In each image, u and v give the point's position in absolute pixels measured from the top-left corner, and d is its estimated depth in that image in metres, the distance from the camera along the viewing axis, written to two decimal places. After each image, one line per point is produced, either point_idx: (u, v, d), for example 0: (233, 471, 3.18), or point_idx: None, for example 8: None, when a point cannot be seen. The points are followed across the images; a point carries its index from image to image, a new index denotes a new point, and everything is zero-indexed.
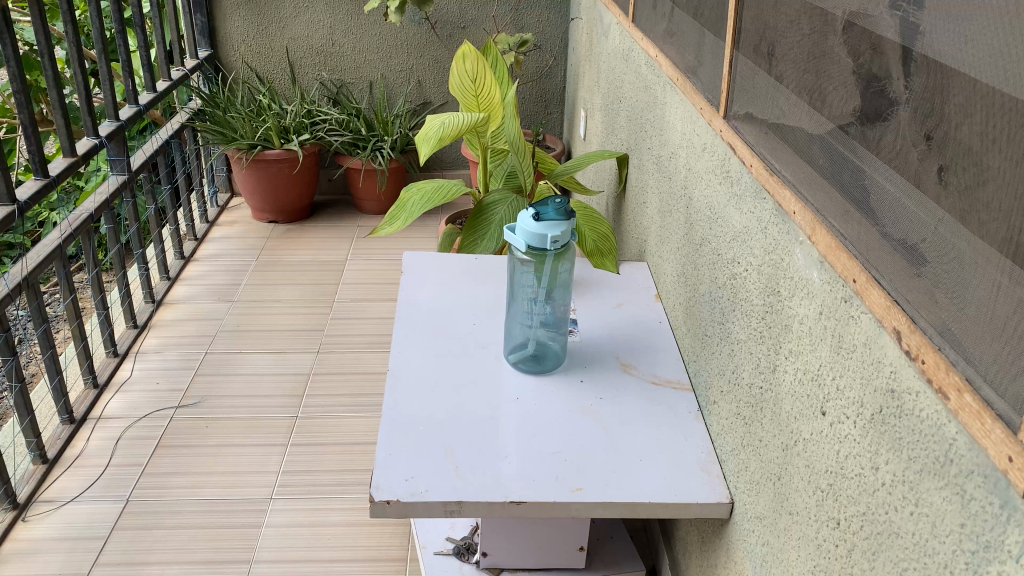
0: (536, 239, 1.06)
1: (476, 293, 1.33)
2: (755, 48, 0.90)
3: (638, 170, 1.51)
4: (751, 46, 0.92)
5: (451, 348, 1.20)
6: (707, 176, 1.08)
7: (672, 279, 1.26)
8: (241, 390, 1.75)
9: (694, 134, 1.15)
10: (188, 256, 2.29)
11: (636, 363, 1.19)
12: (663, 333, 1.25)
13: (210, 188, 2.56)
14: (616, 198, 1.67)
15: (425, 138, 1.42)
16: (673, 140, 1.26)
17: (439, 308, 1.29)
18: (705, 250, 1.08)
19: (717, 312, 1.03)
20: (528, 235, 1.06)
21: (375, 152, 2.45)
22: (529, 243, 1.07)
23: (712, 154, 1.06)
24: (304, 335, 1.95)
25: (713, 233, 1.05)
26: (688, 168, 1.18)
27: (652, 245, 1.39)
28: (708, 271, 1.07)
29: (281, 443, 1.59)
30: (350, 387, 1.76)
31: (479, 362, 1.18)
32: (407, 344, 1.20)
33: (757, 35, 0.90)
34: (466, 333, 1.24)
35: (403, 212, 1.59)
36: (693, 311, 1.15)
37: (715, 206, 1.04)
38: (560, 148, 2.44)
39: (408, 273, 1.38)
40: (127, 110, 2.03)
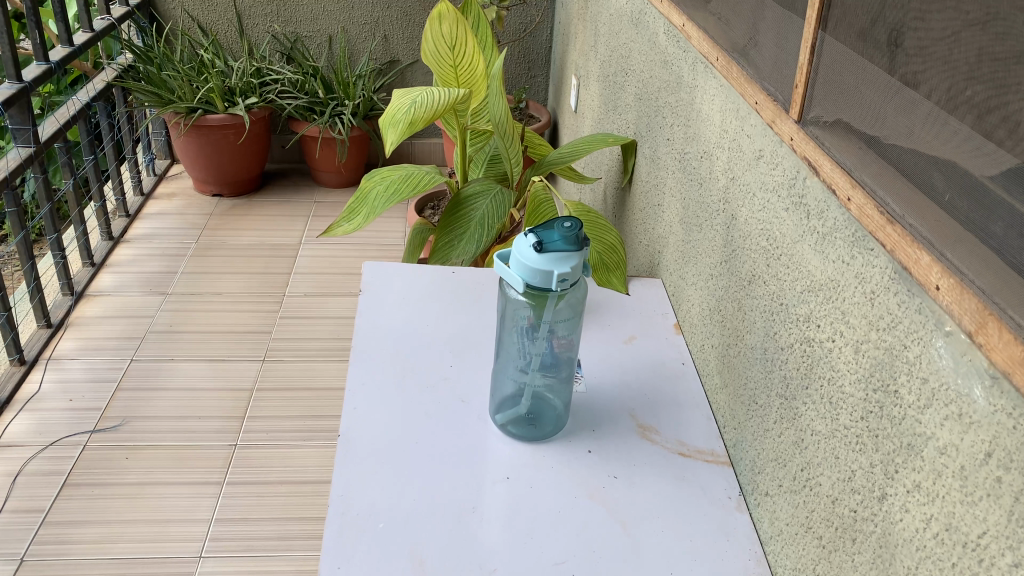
0: (535, 276, 0.79)
1: (454, 322, 1.06)
2: (862, 29, 0.64)
3: (651, 164, 1.24)
4: (853, 28, 0.65)
5: (422, 403, 0.93)
6: (765, 195, 0.82)
7: (702, 312, 1.00)
8: (171, 408, 1.48)
9: (743, 134, 0.88)
10: (117, 236, 1.99)
11: (656, 425, 0.93)
12: (687, 380, 1.00)
13: (146, 155, 2.24)
14: (620, 190, 1.40)
15: (391, 121, 1.15)
16: (707, 135, 0.99)
17: (406, 342, 1.02)
18: (759, 292, 0.82)
19: (777, 379, 0.78)
20: (527, 270, 0.80)
21: (334, 118, 2.15)
22: (525, 280, 0.80)
23: (776, 168, 0.79)
24: (249, 338, 1.68)
25: (773, 274, 0.79)
26: (731, 176, 0.91)
27: (672, 261, 1.13)
28: (762, 320, 0.82)
29: (216, 481, 1.33)
30: (302, 407, 1.49)
31: (458, 423, 0.92)
32: (365, 396, 0.94)
33: (866, 12, 0.63)
34: (440, 380, 0.97)
35: (364, 206, 1.31)
36: (734, 363, 0.90)
37: (781, 238, 0.78)
38: (546, 118, 2.16)
39: (368, 291, 1.11)
40: (33, 68, 1.68)
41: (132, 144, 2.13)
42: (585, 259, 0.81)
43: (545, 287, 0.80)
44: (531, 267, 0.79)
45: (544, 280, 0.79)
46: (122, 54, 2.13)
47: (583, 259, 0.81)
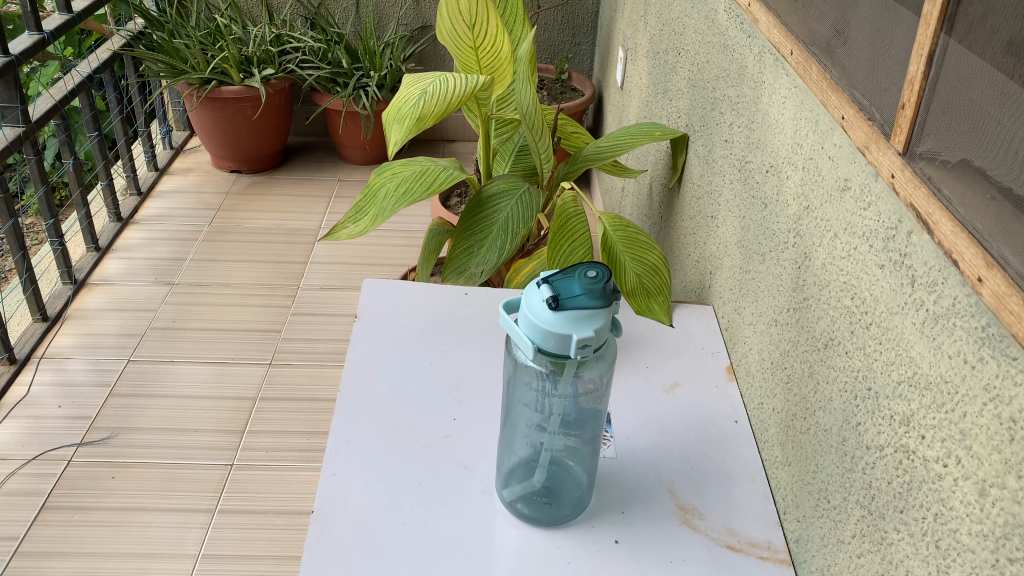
0: (548, 341, 0.63)
1: (462, 360, 0.90)
2: (1009, 41, 0.45)
3: (703, 167, 1.05)
4: (996, 37, 0.46)
5: (415, 469, 0.78)
6: (851, 241, 0.63)
7: (762, 362, 0.82)
8: (164, 419, 1.35)
9: (824, 155, 0.69)
10: (126, 217, 1.87)
11: (699, 506, 0.77)
12: (739, 445, 0.83)
13: (162, 128, 2.11)
14: (669, 190, 1.22)
15: (397, 115, 1.00)
16: (774, 146, 0.81)
17: (403, 386, 0.86)
18: (840, 364, 0.64)
19: (861, 484, 0.60)
20: (538, 331, 0.63)
21: (358, 90, 1.98)
22: (536, 343, 0.64)
23: (868, 209, 0.61)
24: (256, 337, 1.54)
25: (859, 347, 0.61)
26: (805, 205, 0.73)
27: (727, 290, 0.94)
28: (843, 401, 0.64)
29: (206, 507, 1.20)
30: (308, 421, 1.35)
31: (457, 498, 0.76)
32: (349, 461, 0.78)
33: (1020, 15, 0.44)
34: (439, 437, 0.81)
35: (373, 205, 1.14)
36: (802, 439, 0.72)
37: (872, 304, 0.60)
38: (590, 92, 1.97)
39: (366, 318, 0.95)
40: (24, 38, 1.54)
41: (143, 118, 2.00)
42: (614, 312, 0.64)
43: (562, 355, 0.63)
44: (535, 322, 0.63)
45: (561, 345, 0.63)
46: (132, 20, 1.98)
47: (610, 312, 0.63)
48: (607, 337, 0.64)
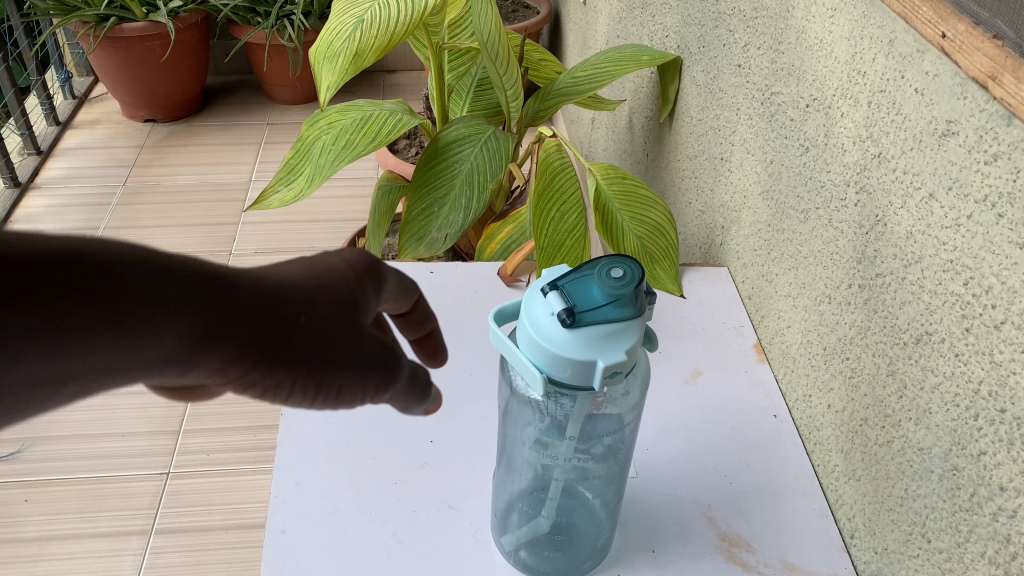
0: (562, 370, 0.46)
1: None
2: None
3: (706, 97, 0.87)
4: None
5: (387, 514, 0.61)
6: (963, 205, 0.47)
7: (809, 347, 0.66)
8: (85, 423, 1.16)
9: (903, 86, 0.52)
10: (25, 182, 1.63)
11: (748, 534, 0.61)
12: (782, 448, 0.67)
13: (60, 74, 1.85)
14: (657, 124, 1.04)
15: (327, 53, 0.80)
16: (816, 71, 0.63)
17: (363, 403, 0.69)
18: (947, 368, 0.49)
19: (998, 533, 0.45)
20: (547, 356, 0.46)
21: (282, 20, 1.73)
22: (544, 371, 0.47)
23: (994, 164, 0.44)
24: None
25: (982, 351, 0.46)
26: (873, 151, 0.56)
27: (750, 252, 0.78)
28: (955, 416, 0.48)
29: (141, 528, 1.03)
30: (254, 414, 1.18)
31: (444, 551, 0.59)
32: (303, 508, 0.61)
33: None
34: (414, 469, 0.64)
35: (307, 163, 0.95)
36: (878, 451, 0.57)
37: (1006, 295, 0.43)
38: (545, 10, 1.76)
39: None
40: None
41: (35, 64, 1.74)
42: (647, 321, 0.48)
43: (583, 384, 0.47)
44: (541, 346, 0.46)
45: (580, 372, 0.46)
46: None
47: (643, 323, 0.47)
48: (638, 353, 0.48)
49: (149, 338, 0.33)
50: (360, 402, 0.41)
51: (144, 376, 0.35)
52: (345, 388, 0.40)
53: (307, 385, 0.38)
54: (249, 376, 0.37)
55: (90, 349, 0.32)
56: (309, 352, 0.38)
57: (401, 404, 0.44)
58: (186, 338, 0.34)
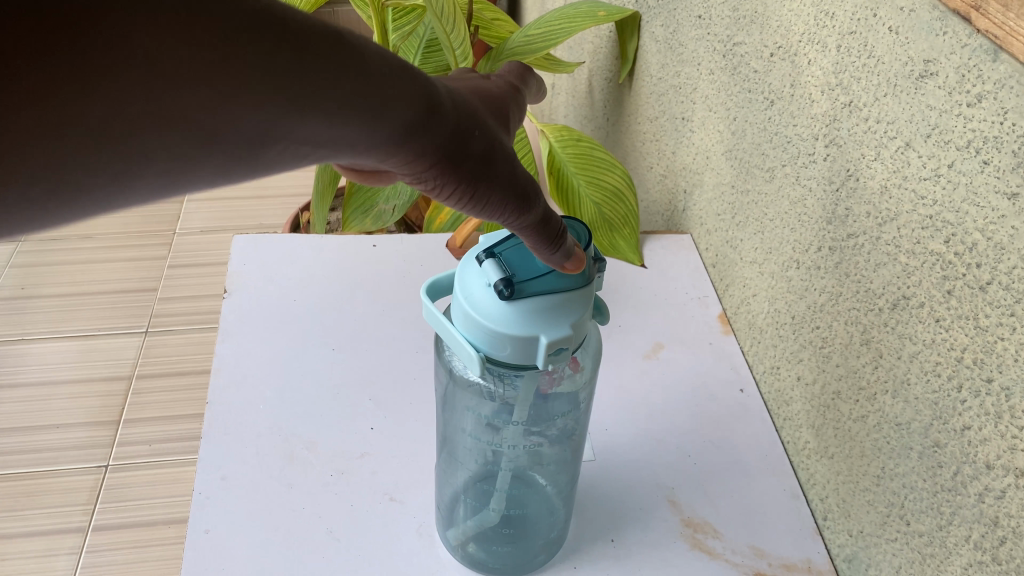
0: (501, 349, 0.41)
1: (374, 346, 0.68)
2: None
3: (665, 53, 0.82)
4: None
5: (322, 507, 0.56)
6: (944, 154, 0.42)
7: (777, 317, 0.62)
8: (16, 416, 1.10)
9: (875, 26, 0.47)
10: None
11: (713, 518, 0.57)
12: (748, 424, 0.63)
13: None
14: (617, 86, 0.99)
15: None
16: (779, 18, 0.58)
17: (298, 389, 0.64)
18: (927, 334, 0.44)
19: (989, 515, 0.40)
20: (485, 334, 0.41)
21: None
22: (481, 350, 0.42)
23: (979, 105, 0.39)
24: (128, 301, 1.28)
25: (966, 315, 0.41)
26: (844, 100, 0.51)
27: (713, 217, 0.73)
28: (936, 387, 0.44)
29: (77, 526, 0.97)
30: (199, 402, 1.11)
31: (385, 547, 0.54)
32: (230, 504, 0.56)
33: None
34: (352, 459, 0.59)
35: None
36: (851, 426, 0.52)
37: (993, 252, 0.39)
38: None
39: (243, 295, 0.72)
40: None
41: None
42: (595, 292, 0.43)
43: (525, 363, 0.42)
44: (478, 322, 0.41)
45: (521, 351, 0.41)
46: None
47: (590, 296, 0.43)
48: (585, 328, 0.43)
49: (358, 93, 0.28)
50: (520, 227, 0.38)
51: (328, 149, 0.30)
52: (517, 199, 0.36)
53: (488, 184, 0.35)
54: (429, 167, 0.32)
55: (294, 104, 0.26)
56: (494, 149, 0.35)
57: (547, 254, 0.40)
58: (397, 105, 0.30)
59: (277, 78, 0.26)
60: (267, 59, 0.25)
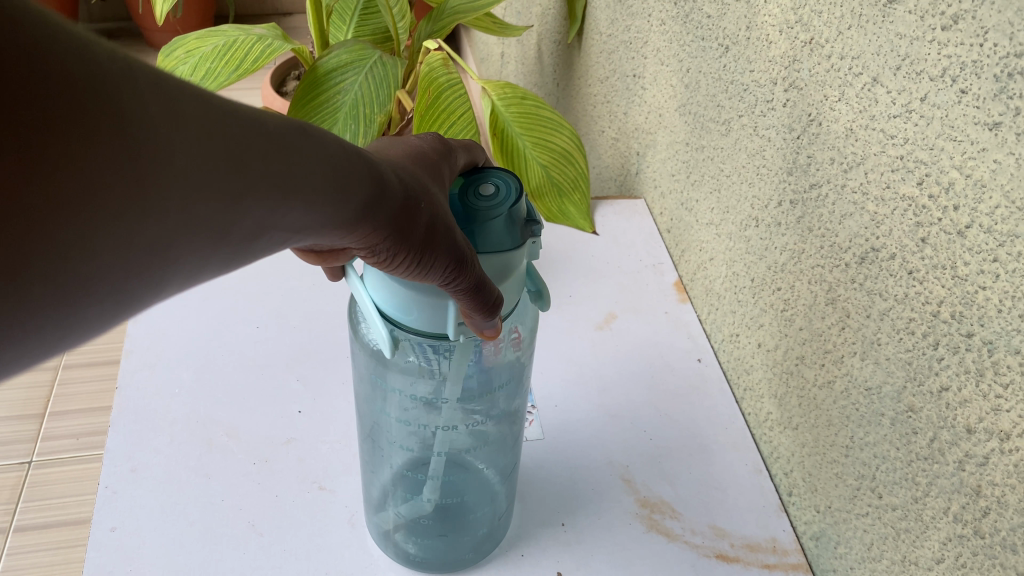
0: (411, 316, 0.39)
1: (303, 323, 0.63)
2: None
3: (615, 8, 0.77)
4: None
5: (244, 499, 0.51)
6: (916, 88, 0.38)
7: (735, 281, 0.58)
8: None
9: None
10: None
11: (671, 497, 0.53)
12: (706, 396, 0.59)
13: None
14: (566, 48, 0.94)
15: None
16: None
17: (217, 372, 0.59)
18: (899, 288, 0.40)
19: (971, 483, 0.36)
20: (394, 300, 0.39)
21: None
22: (389, 314, 0.40)
23: (956, 27, 0.35)
24: None
25: (943, 263, 0.37)
26: (804, 37, 0.46)
27: (668, 178, 0.68)
28: (910, 345, 0.40)
29: None
30: None
31: (314, 541, 0.49)
32: (139, 497, 0.50)
33: None
34: (278, 445, 0.54)
35: None
36: (816, 393, 0.48)
37: (973, 190, 0.35)
38: None
39: None
40: None
41: None
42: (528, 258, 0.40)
43: (436, 332, 0.40)
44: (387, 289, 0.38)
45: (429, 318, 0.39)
46: None
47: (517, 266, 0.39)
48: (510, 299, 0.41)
49: (281, 172, 0.27)
50: (461, 295, 0.36)
51: (267, 231, 0.28)
52: (458, 263, 0.35)
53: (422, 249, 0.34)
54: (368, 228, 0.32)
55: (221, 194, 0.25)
56: (426, 213, 0.34)
57: (477, 319, 0.38)
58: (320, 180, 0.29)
59: (214, 163, 0.24)
60: (206, 144, 0.24)
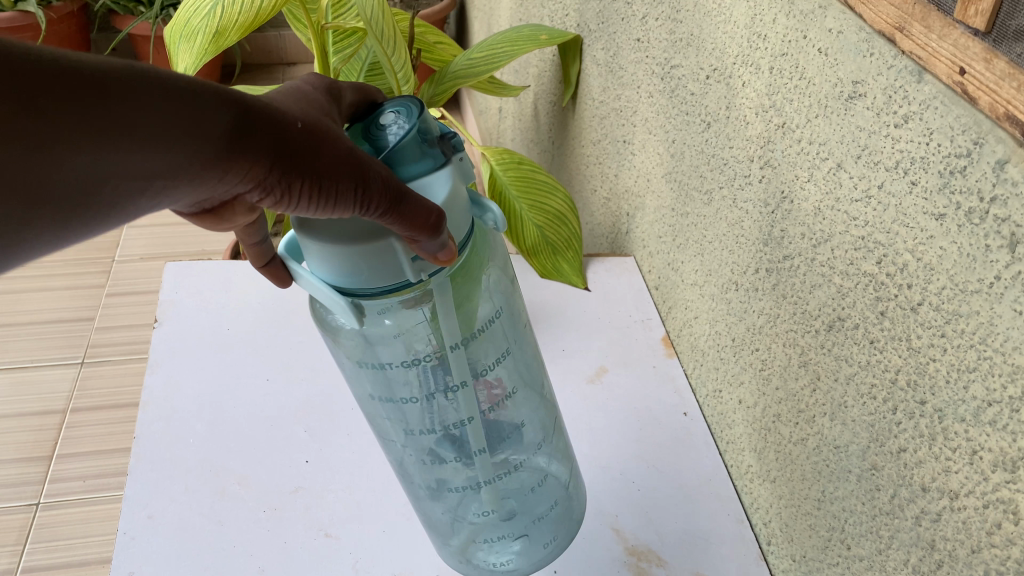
0: (363, 274, 0.40)
1: (308, 375, 0.66)
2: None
3: (607, 76, 0.82)
4: None
5: (252, 547, 0.54)
6: (874, 176, 0.42)
7: (718, 339, 0.61)
8: None
9: (806, 48, 0.47)
10: None
11: (656, 546, 0.56)
12: (692, 448, 0.63)
13: None
14: (561, 110, 0.99)
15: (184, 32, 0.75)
16: (715, 41, 0.58)
17: (227, 423, 0.62)
18: (863, 355, 0.44)
19: (929, 538, 0.40)
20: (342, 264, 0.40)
21: (167, 11, 1.63)
22: (344, 287, 0.42)
23: (906, 126, 0.39)
24: (63, 331, 1.24)
25: (899, 336, 0.41)
26: (778, 121, 0.51)
27: (655, 239, 0.72)
28: (874, 407, 0.43)
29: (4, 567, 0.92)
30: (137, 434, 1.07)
31: None
32: (154, 546, 0.53)
33: None
34: (285, 494, 0.57)
35: None
36: (790, 449, 0.52)
37: (923, 273, 0.39)
38: None
39: (170, 325, 0.69)
40: None
41: None
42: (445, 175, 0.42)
43: (395, 282, 0.41)
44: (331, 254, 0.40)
45: (383, 261, 0.40)
46: None
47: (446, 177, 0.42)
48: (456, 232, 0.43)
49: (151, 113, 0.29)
50: (395, 224, 0.38)
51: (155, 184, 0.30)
52: (379, 198, 0.36)
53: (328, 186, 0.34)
54: (269, 175, 0.33)
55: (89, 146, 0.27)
56: (331, 143, 0.35)
57: (425, 243, 0.39)
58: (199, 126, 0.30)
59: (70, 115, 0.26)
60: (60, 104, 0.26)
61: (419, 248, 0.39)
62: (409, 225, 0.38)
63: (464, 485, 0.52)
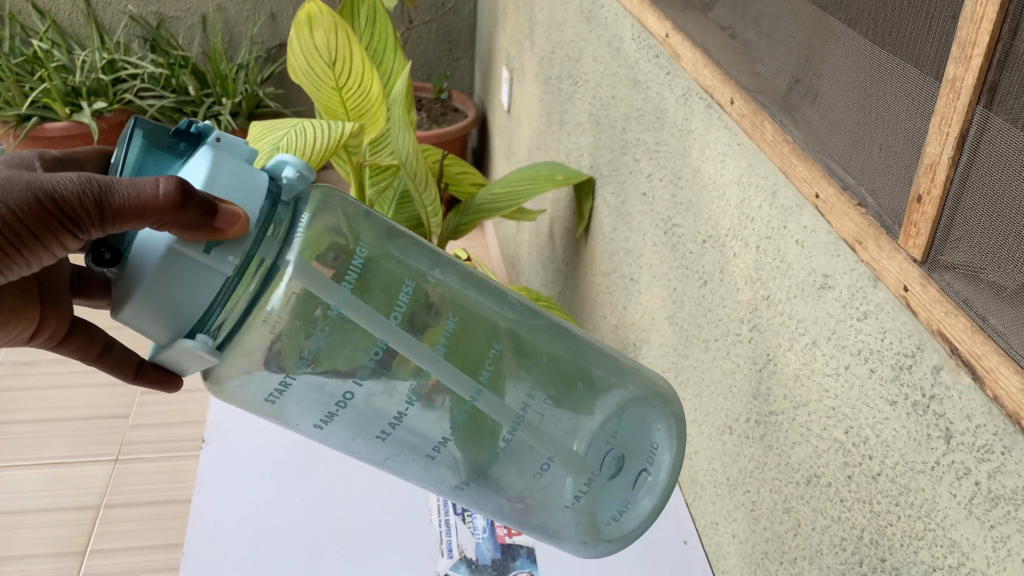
0: (191, 297, 0.45)
1: (338, 507, 0.74)
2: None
3: (616, 218, 0.90)
4: None
5: None
6: (841, 358, 0.49)
7: (714, 475, 0.67)
8: None
9: (786, 236, 0.55)
10: None
11: None
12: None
13: None
14: (575, 239, 1.07)
15: None
16: (709, 212, 0.67)
17: (265, 551, 0.69)
18: (836, 509, 0.50)
19: None
20: (168, 306, 0.45)
21: (209, 119, 1.81)
22: (188, 326, 0.47)
23: (865, 321, 0.46)
24: (99, 427, 1.31)
25: (864, 499, 0.47)
26: (761, 292, 0.58)
27: (659, 374, 0.79)
28: (845, 557, 0.49)
29: None
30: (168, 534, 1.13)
31: None
32: None
33: None
34: None
35: None
36: None
37: (882, 448, 0.45)
38: (474, 113, 1.81)
39: (212, 466, 0.77)
40: None
41: None
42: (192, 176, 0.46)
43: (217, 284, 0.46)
44: (142, 308, 0.44)
45: (190, 267, 0.44)
46: None
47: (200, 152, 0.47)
48: (247, 205, 0.47)
49: None
50: (133, 218, 0.41)
51: None
52: (89, 211, 0.40)
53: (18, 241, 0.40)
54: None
55: None
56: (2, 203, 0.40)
57: (182, 219, 0.42)
58: None
59: None
60: None
61: (186, 222, 0.42)
62: (142, 207, 0.40)
63: (552, 459, 0.61)
